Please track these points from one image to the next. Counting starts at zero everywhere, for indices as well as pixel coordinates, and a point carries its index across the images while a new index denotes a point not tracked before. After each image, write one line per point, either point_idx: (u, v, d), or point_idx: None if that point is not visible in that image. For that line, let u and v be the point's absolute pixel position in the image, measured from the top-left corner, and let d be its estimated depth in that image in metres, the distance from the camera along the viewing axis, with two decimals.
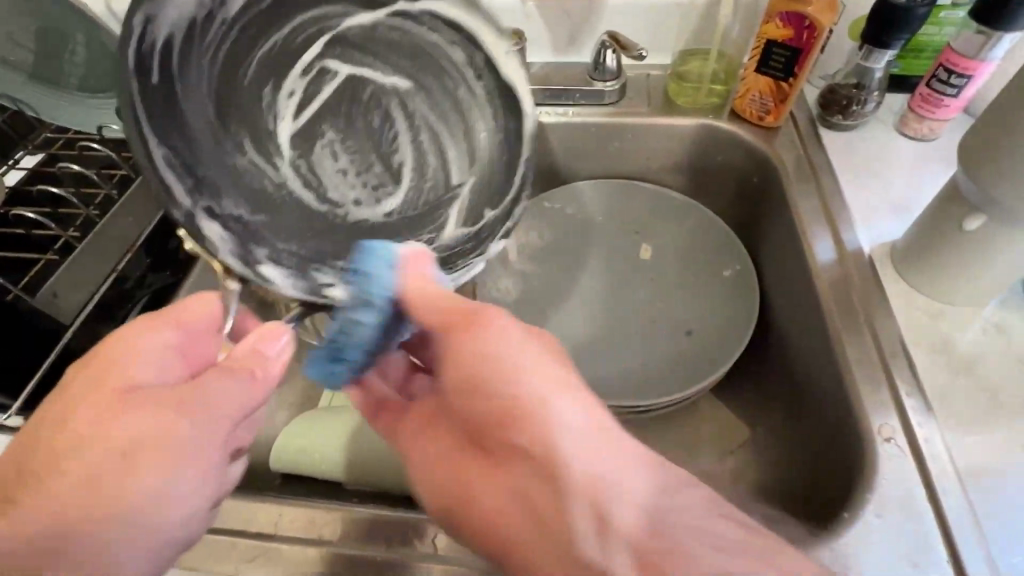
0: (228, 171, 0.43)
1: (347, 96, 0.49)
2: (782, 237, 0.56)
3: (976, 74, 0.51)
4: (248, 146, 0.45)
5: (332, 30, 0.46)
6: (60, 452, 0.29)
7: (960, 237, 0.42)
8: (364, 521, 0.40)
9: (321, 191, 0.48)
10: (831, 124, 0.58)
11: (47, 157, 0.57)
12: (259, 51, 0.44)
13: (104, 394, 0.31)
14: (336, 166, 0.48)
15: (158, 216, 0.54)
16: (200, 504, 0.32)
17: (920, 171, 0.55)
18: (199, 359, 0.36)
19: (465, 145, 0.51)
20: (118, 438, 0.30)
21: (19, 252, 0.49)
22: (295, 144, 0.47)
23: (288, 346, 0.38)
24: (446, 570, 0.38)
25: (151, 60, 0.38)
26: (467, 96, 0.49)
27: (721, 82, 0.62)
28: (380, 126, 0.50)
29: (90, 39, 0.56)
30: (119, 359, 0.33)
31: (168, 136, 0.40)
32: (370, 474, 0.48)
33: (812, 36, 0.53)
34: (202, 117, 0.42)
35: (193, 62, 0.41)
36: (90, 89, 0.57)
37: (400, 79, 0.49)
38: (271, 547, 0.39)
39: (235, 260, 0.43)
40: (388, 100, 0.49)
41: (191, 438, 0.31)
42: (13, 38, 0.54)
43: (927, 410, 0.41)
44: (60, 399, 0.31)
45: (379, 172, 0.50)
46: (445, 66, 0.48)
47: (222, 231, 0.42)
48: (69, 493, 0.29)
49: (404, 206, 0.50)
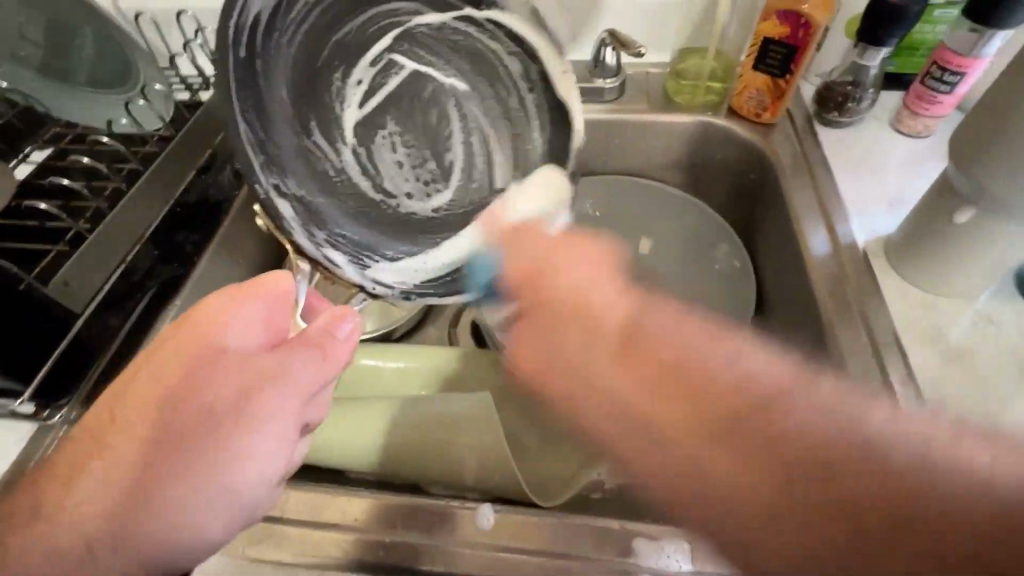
0: (296, 148, 0.43)
1: (409, 91, 0.51)
2: (779, 232, 0.57)
3: (969, 71, 0.52)
4: (314, 128, 0.45)
5: (403, 26, 0.49)
6: (164, 401, 0.33)
7: (952, 230, 0.43)
8: (365, 505, 0.41)
9: (378, 180, 0.49)
10: (827, 121, 0.59)
11: (57, 151, 0.58)
12: (335, 36, 0.45)
13: (197, 360, 0.34)
14: (393, 157, 0.51)
15: (165, 208, 0.55)
16: (270, 472, 0.34)
17: (914, 167, 0.56)
18: (278, 330, 0.37)
19: (510, 150, 0.53)
20: (207, 400, 0.33)
21: (31, 243, 0.50)
22: (357, 132, 0.49)
23: (355, 330, 0.38)
24: (445, 553, 0.39)
25: (244, 32, 0.37)
26: (519, 105, 0.52)
27: (719, 79, 0.63)
28: (437, 124, 0.52)
29: (98, 35, 0.58)
30: (210, 325, 0.35)
31: (247, 109, 0.38)
32: (373, 459, 0.50)
33: (807, 34, 0.54)
34: (280, 92, 0.41)
35: (277, 38, 0.40)
36: (97, 83, 0.58)
37: (458, 81, 0.52)
38: (276, 530, 0.40)
39: (306, 240, 0.41)
40: (446, 100, 0.52)
41: (267, 410, 0.33)
42: (22, 32, 0.55)
43: (919, 399, 0.42)
44: (159, 354, 0.34)
45: (431, 168, 0.52)
46: (501, 73, 0.51)
47: (291, 209, 0.41)
48: (160, 442, 0.32)
49: (451, 204, 0.52)
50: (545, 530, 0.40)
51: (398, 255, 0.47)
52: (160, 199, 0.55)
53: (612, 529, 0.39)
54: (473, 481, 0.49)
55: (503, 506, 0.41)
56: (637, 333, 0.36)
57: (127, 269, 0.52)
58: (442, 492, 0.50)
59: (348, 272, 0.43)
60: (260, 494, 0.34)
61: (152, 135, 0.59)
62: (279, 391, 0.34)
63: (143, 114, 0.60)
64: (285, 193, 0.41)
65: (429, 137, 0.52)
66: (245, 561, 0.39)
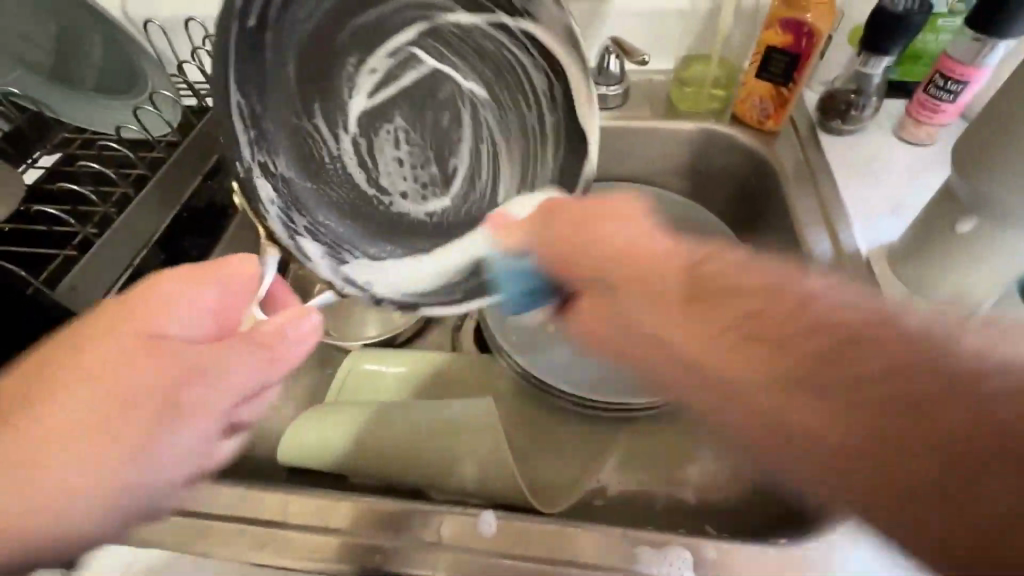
0: (292, 128, 0.43)
1: (421, 90, 0.52)
2: (782, 238, 0.57)
3: (972, 80, 0.53)
4: (316, 112, 0.45)
5: (431, 21, 0.49)
6: (69, 384, 0.29)
7: (954, 239, 0.43)
8: (368, 511, 0.41)
9: (374, 175, 0.50)
10: (830, 129, 0.60)
11: (64, 156, 0.59)
12: (357, 21, 0.46)
13: (128, 334, 0.31)
14: (394, 153, 0.51)
15: (172, 213, 0.57)
16: (181, 472, 0.31)
17: (917, 175, 0.56)
18: (226, 323, 0.34)
19: (516, 168, 0.54)
20: (127, 387, 0.29)
21: (40, 247, 0.51)
22: (361, 121, 0.49)
23: (316, 329, 0.36)
24: (449, 558, 0.39)
25: (256, 3, 0.37)
26: (537, 122, 0.52)
27: (722, 87, 0.63)
28: (448, 125, 0.53)
29: (106, 39, 0.57)
30: (155, 305, 0.32)
31: (246, 84, 0.38)
32: (373, 462, 0.51)
33: (810, 42, 0.54)
34: (287, 70, 0.42)
35: (292, 15, 0.40)
36: (106, 90, 0.59)
37: (478, 86, 0.52)
38: (280, 535, 0.41)
39: (280, 224, 0.41)
40: (461, 100, 0.53)
41: (200, 404, 0.31)
42: (32, 39, 0.55)
43: None
44: (79, 332, 0.31)
45: (431, 172, 0.53)
46: (524, 86, 0.51)
47: (272, 192, 0.41)
48: (56, 430, 0.28)
49: (446, 210, 0.53)
50: (547, 536, 0.40)
51: (378, 254, 0.47)
52: (169, 204, 0.56)
53: (615, 536, 0.39)
54: (473, 485, 0.49)
55: (504, 512, 0.41)
56: (583, 215, 0.38)
57: (134, 273, 0.52)
58: (441, 497, 0.50)
59: (317, 263, 0.43)
60: (167, 495, 0.31)
61: (159, 141, 0.60)
62: (213, 387, 0.31)
63: (151, 120, 0.61)
64: (276, 170, 0.42)
65: (434, 137, 0.53)
66: (249, 566, 0.39)
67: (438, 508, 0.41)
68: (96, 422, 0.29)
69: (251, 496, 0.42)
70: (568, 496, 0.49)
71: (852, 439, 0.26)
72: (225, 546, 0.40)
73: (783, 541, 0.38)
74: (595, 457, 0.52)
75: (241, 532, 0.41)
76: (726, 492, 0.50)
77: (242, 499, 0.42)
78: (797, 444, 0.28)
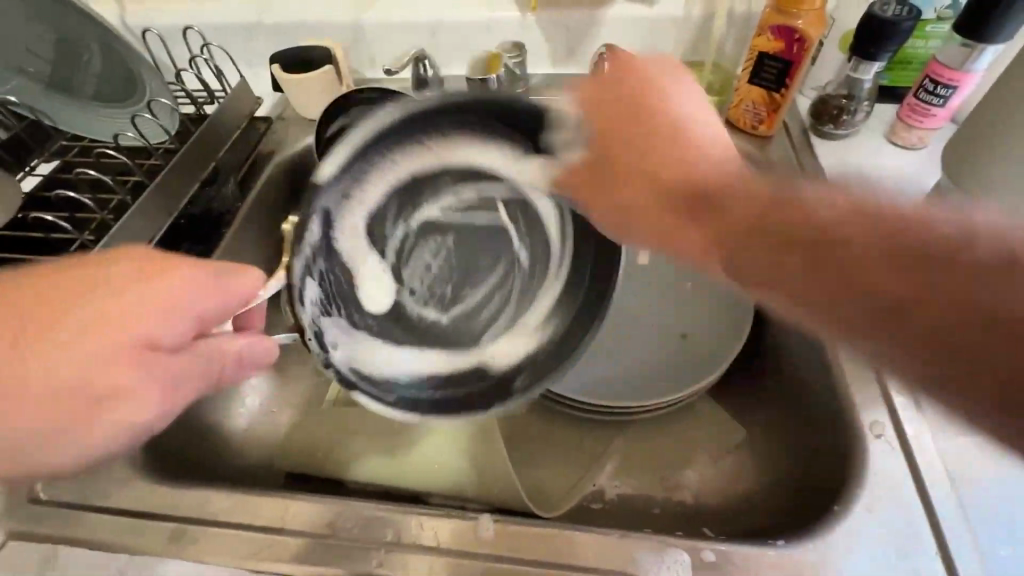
0: (374, 222, 0.49)
1: (467, 230, 0.54)
2: None
3: (961, 85, 0.54)
4: (395, 200, 0.50)
5: (525, 196, 0.52)
6: (55, 339, 0.31)
7: None
8: (368, 514, 0.41)
9: (402, 272, 0.53)
10: (822, 133, 0.61)
11: (63, 164, 0.60)
12: (540, 154, 0.48)
13: (106, 294, 0.33)
14: (427, 263, 0.54)
15: (169, 221, 0.56)
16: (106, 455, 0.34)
17: (910, 177, 0.57)
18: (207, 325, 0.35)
19: (521, 341, 0.51)
20: (98, 379, 0.31)
21: (37, 254, 0.51)
22: (406, 215, 0.52)
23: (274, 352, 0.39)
24: (448, 561, 0.39)
25: (492, 98, 0.46)
26: (535, 284, 0.52)
27: (715, 92, 0.64)
28: (479, 266, 0.54)
29: (103, 48, 0.58)
30: (146, 302, 0.33)
31: (376, 155, 0.47)
32: (372, 467, 0.51)
33: (801, 48, 0.55)
34: (427, 162, 0.50)
35: (452, 118, 0.47)
36: (104, 99, 0.60)
37: (524, 254, 0.53)
38: (277, 540, 0.40)
39: (300, 263, 0.43)
40: (507, 258, 0.54)
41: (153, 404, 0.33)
42: (31, 49, 0.56)
43: (917, 408, 0.43)
44: (72, 300, 0.32)
45: (444, 291, 0.54)
46: (519, 279, 0.53)
47: (317, 234, 0.45)
48: (42, 387, 0.31)
49: (435, 322, 0.53)
50: (545, 540, 0.39)
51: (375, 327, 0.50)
52: (165, 210, 0.56)
53: (613, 539, 0.39)
54: (473, 490, 0.48)
55: (501, 516, 0.41)
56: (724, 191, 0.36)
57: None
58: (442, 501, 0.49)
59: (315, 319, 0.44)
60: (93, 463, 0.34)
61: (157, 148, 0.61)
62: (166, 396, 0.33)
63: (149, 127, 0.61)
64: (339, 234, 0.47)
65: (462, 262, 0.55)
66: (247, 572, 0.39)
67: (394, 508, 0.42)
68: (60, 394, 0.31)
69: (250, 501, 0.42)
70: (566, 500, 0.49)
71: (877, 298, 0.28)
72: (222, 552, 0.40)
73: (782, 542, 0.38)
74: (595, 460, 0.52)
75: (238, 537, 0.41)
76: (725, 494, 0.50)
77: (240, 504, 0.42)
78: (803, 245, 0.31)
